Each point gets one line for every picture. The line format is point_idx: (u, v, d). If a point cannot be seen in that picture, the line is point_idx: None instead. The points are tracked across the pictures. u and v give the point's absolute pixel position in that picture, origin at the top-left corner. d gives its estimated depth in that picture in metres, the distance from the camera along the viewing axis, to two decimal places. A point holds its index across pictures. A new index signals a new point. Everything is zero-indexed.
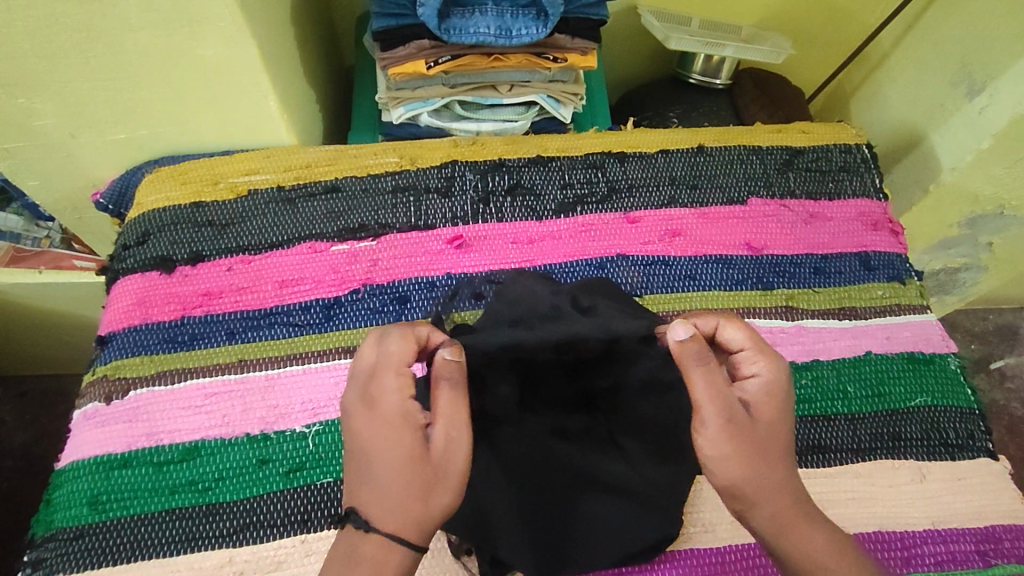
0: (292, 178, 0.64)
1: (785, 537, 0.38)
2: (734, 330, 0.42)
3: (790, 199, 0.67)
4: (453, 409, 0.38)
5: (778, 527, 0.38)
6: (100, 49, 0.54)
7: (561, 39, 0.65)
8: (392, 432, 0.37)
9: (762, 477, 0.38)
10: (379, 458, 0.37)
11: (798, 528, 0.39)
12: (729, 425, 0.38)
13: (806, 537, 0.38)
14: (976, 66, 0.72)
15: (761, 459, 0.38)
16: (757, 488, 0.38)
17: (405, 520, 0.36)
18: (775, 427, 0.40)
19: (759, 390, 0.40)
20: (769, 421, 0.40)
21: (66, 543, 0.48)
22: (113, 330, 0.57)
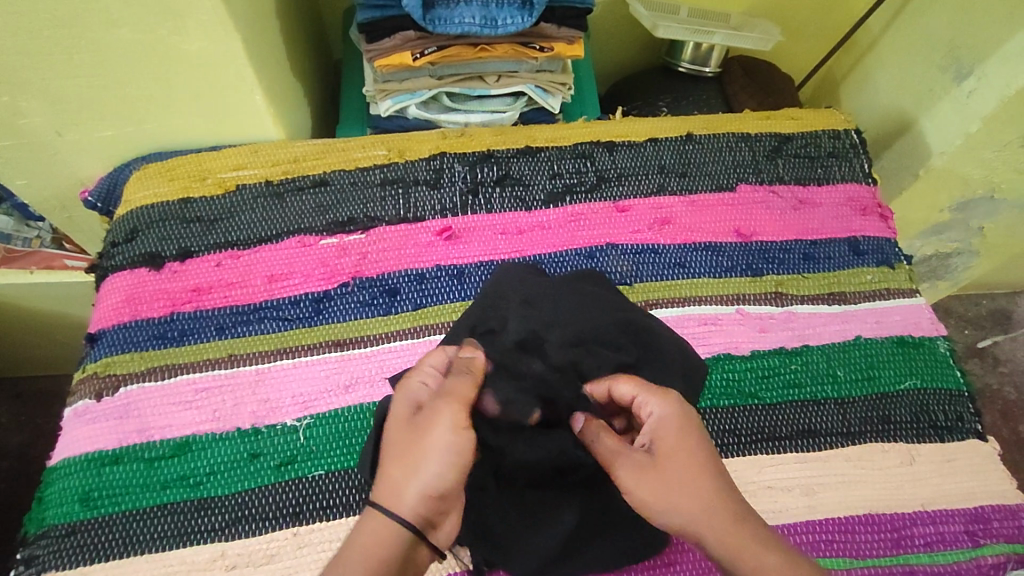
0: (280, 172, 0.64)
1: (738, 559, 0.36)
2: (622, 383, 0.43)
3: (778, 185, 0.67)
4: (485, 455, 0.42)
5: (733, 547, 0.37)
6: (82, 45, 0.54)
7: (546, 28, 0.65)
8: (440, 418, 0.39)
9: (681, 505, 0.38)
10: (394, 429, 0.40)
11: (753, 553, 0.36)
12: (637, 470, 0.39)
13: (757, 565, 0.36)
14: (963, 49, 0.72)
15: (682, 487, 0.38)
16: (695, 522, 0.37)
17: (390, 490, 0.38)
18: (681, 453, 0.39)
19: (654, 428, 0.40)
20: (675, 447, 0.39)
21: (58, 540, 0.48)
22: (102, 327, 0.56)
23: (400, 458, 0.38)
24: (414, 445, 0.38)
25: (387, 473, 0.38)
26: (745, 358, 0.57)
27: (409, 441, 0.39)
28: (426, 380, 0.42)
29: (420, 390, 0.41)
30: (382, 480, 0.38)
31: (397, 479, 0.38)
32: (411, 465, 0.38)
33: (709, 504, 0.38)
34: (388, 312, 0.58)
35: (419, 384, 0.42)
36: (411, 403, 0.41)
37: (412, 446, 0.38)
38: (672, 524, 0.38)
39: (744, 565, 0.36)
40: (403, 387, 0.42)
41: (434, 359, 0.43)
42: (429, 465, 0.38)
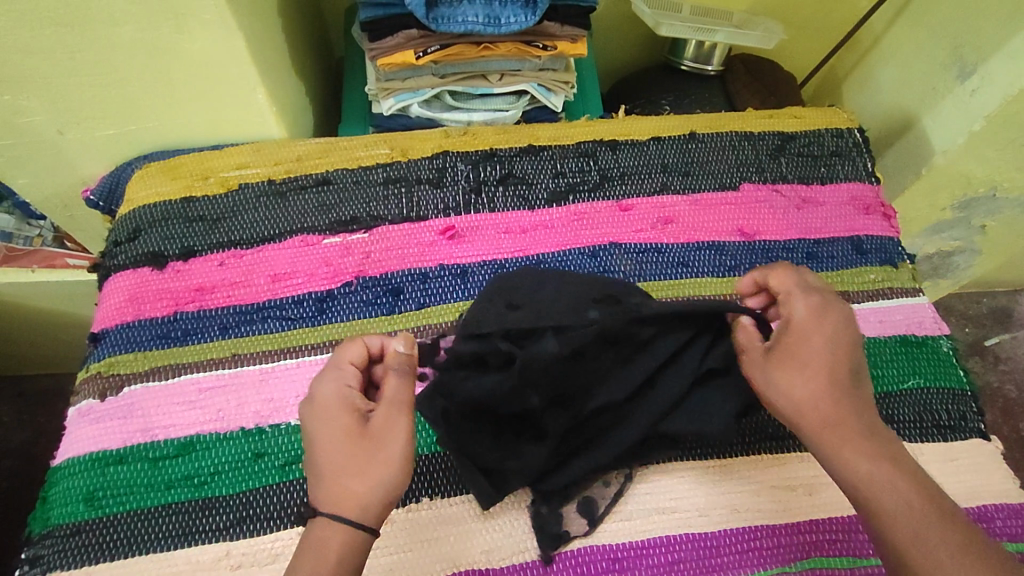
0: (283, 171, 0.64)
1: (833, 454, 0.43)
2: (777, 274, 0.50)
3: (782, 184, 0.67)
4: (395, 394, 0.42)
5: (828, 443, 0.43)
6: (84, 43, 0.53)
7: (550, 27, 0.64)
8: (387, 419, 0.41)
9: (818, 398, 0.44)
10: (331, 433, 0.41)
11: (856, 458, 0.42)
12: (784, 361, 0.45)
13: (853, 459, 0.42)
14: (966, 47, 0.72)
15: (830, 388, 0.44)
16: (802, 408, 0.44)
17: (350, 499, 0.39)
18: (814, 352, 0.45)
19: (800, 320, 0.47)
20: (794, 344, 0.46)
21: (63, 540, 0.48)
22: (106, 327, 0.56)
23: (353, 463, 0.40)
24: (362, 448, 0.40)
25: (341, 481, 0.40)
26: None
27: (357, 447, 0.40)
28: (347, 377, 0.44)
29: (347, 389, 0.43)
30: (335, 489, 0.40)
31: (353, 483, 0.40)
32: (366, 470, 0.40)
33: (839, 406, 0.44)
34: (392, 312, 0.58)
35: (348, 382, 0.44)
36: (342, 406, 0.42)
37: (363, 449, 0.40)
38: (789, 412, 0.45)
39: (840, 459, 0.43)
40: (327, 389, 0.43)
41: (353, 355, 0.45)
42: (384, 469, 0.40)
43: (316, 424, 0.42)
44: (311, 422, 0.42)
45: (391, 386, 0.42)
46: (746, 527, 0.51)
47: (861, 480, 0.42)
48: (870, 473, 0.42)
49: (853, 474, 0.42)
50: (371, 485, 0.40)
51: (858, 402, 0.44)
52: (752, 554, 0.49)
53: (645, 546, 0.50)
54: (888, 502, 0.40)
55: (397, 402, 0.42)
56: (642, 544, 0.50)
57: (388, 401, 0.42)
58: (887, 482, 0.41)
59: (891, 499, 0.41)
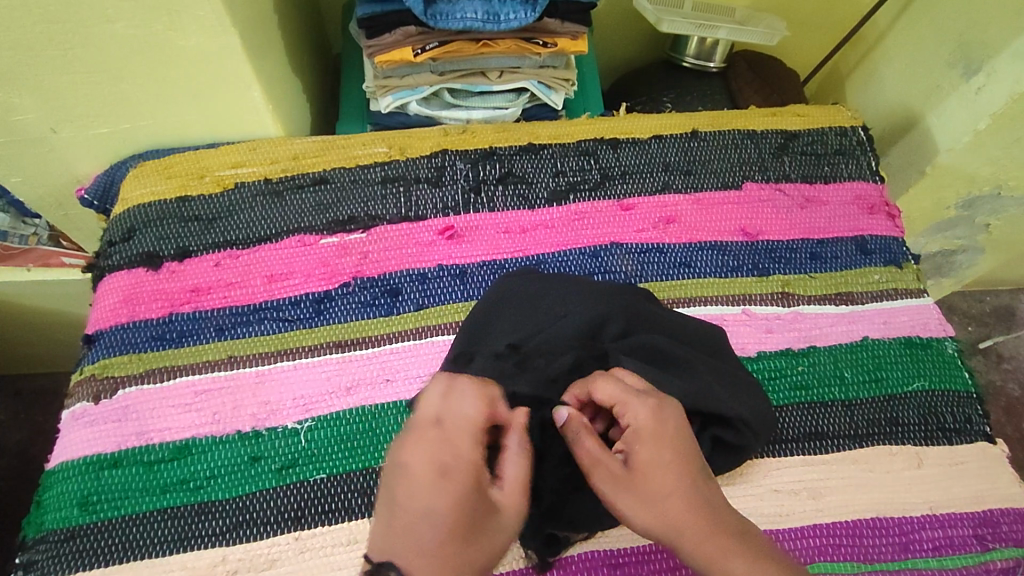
0: (279, 171, 0.63)
1: (714, 569, 0.37)
2: (603, 386, 0.43)
3: (785, 183, 0.66)
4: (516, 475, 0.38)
5: (708, 556, 0.37)
6: (76, 40, 0.52)
7: (550, 23, 0.63)
8: (511, 502, 0.37)
9: (657, 517, 0.38)
10: (460, 500, 0.34)
11: (727, 559, 0.37)
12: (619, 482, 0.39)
13: (732, 572, 0.37)
14: (973, 44, 0.71)
15: (660, 501, 0.38)
16: (666, 531, 0.38)
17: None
18: (665, 470, 0.39)
19: (644, 427, 0.40)
20: (651, 467, 0.39)
21: (57, 545, 0.48)
22: (100, 328, 0.56)
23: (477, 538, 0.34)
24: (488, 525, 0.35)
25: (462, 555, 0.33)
26: (752, 359, 0.57)
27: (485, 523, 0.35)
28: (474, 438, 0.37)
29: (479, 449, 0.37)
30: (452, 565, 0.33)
31: (473, 564, 0.34)
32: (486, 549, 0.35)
33: (688, 518, 0.38)
34: (390, 313, 0.57)
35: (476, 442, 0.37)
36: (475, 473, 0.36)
37: (487, 528, 0.35)
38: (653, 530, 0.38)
39: (717, 575, 0.37)
40: (454, 446, 0.36)
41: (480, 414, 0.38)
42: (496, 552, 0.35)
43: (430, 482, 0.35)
44: (428, 477, 0.35)
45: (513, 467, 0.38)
46: None
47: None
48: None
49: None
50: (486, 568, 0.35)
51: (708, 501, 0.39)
52: None
53: (645, 553, 0.49)
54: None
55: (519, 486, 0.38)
56: (642, 551, 0.49)
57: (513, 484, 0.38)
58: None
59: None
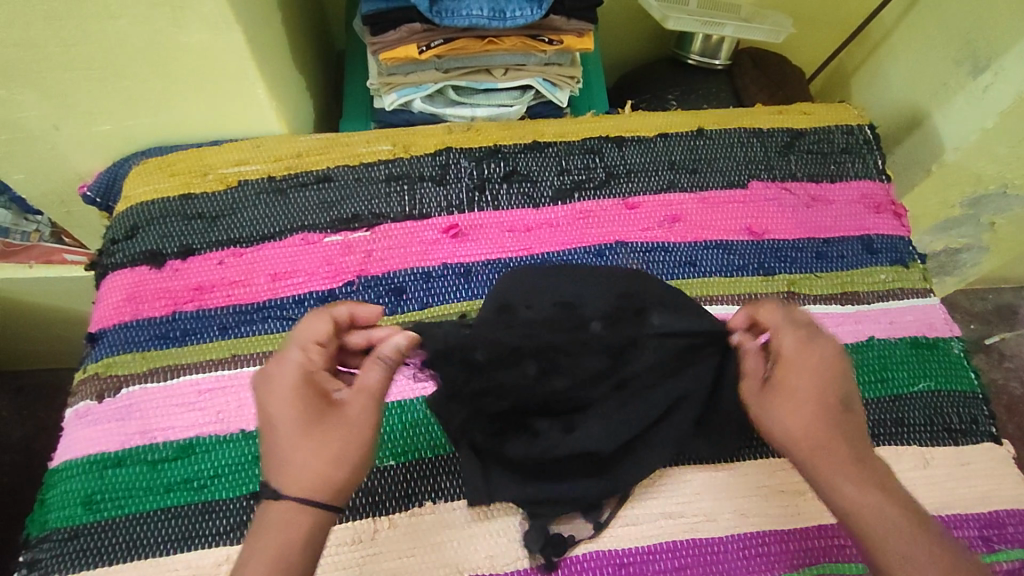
0: (283, 168, 0.63)
1: (865, 534, 0.40)
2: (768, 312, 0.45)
3: (791, 181, 0.66)
4: (369, 382, 0.42)
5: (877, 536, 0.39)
6: (78, 36, 0.52)
7: (556, 21, 0.63)
8: (359, 404, 0.41)
9: (870, 501, 0.40)
10: (290, 418, 0.40)
11: (846, 482, 0.41)
12: (819, 445, 0.41)
13: (886, 537, 0.39)
14: (980, 42, 0.71)
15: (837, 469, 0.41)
16: (864, 510, 0.40)
17: (315, 485, 0.39)
18: (823, 425, 0.42)
19: (790, 358, 0.43)
20: (812, 425, 0.42)
21: (60, 544, 0.47)
22: (103, 326, 0.55)
23: (321, 447, 0.40)
24: (332, 430, 0.40)
25: (304, 465, 0.39)
26: None
27: (325, 432, 0.40)
28: (301, 355, 0.42)
29: (301, 368, 0.42)
30: (301, 473, 0.39)
31: (321, 459, 0.40)
32: (331, 453, 0.40)
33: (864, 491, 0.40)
34: (394, 312, 0.57)
35: (301, 360, 0.42)
36: (300, 388, 0.41)
37: (329, 433, 0.40)
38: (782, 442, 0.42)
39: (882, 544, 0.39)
40: (280, 368, 0.42)
41: (317, 330, 0.43)
42: (348, 454, 0.40)
43: (272, 403, 0.41)
44: (266, 399, 0.41)
45: (370, 375, 0.42)
46: (753, 532, 0.50)
47: (900, 557, 0.38)
48: (903, 554, 0.38)
49: (897, 553, 0.39)
50: (341, 469, 0.40)
51: (856, 433, 0.42)
52: (758, 560, 0.49)
53: (651, 552, 0.49)
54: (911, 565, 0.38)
55: (373, 392, 0.41)
56: (648, 550, 0.49)
57: (366, 390, 0.41)
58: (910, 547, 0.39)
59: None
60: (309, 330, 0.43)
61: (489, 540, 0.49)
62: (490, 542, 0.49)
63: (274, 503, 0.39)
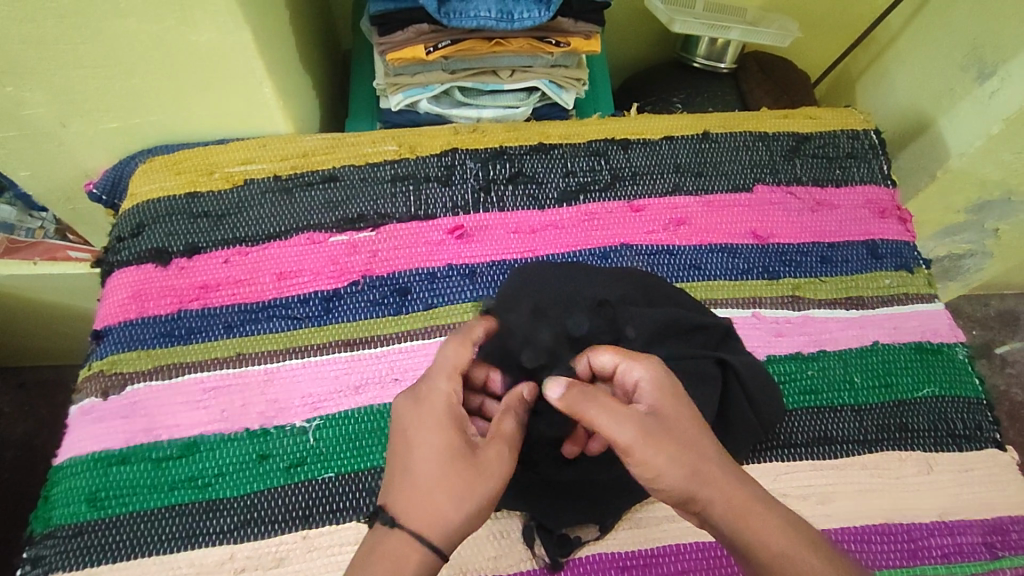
0: (289, 167, 0.63)
1: (743, 528, 0.37)
2: (602, 352, 0.42)
3: (796, 185, 0.66)
4: (509, 430, 0.41)
5: (737, 514, 0.37)
6: (87, 34, 0.52)
7: (563, 23, 0.63)
8: (495, 450, 0.39)
9: (689, 464, 0.38)
10: (432, 445, 0.38)
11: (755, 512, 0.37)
12: (647, 433, 0.38)
13: (763, 528, 0.36)
14: (987, 48, 0.71)
15: (690, 451, 0.38)
16: (692, 480, 0.37)
17: (431, 518, 0.36)
18: (682, 415, 0.39)
19: (652, 381, 0.40)
20: (673, 414, 0.39)
21: (65, 540, 0.48)
22: (109, 324, 0.56)
23: (449, 481, 0.37)
24: (464, 470, 0.38)
25: (431, 493, 0.37)
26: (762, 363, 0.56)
27: (461, 469, 0.38)
28: (450, 385, 0.41)
29: (449, 399, 0.40)
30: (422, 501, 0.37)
31: (448, 494, 0.37)
32: (454, 490, 0.37)
33: (736, 479, 0.38)
34: (399, 312, 0.57)
35: (450, 391, 0.41)
36: (442, 419, 0.39)
37: (466, 472, 0.38)
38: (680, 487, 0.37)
39: (750, 529, 0.36)
40: (426, 396, 0.40)
41: (463, 360, 0.42)
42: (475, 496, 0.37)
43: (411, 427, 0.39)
44: (407, 423, 0.39)
45: (508, 422, 0.41)
46: None
47: (771, 552, 0.36)
48: (805, 572, 0.35)
49: (769, 542, 0.36)
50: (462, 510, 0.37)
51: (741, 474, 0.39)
52: None
53: (656, 555, 0.49)
54: (791, 562, 0.35)
55: (510, 440, 0.40)
56: (654, 553, 0.49)
57: (504, 437, 0.40)
58: (793, 550, 0.36)
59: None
60: (452, 360, 0.41)
61: (497, 540, 0.49)
62: (498, 542, 0.49)
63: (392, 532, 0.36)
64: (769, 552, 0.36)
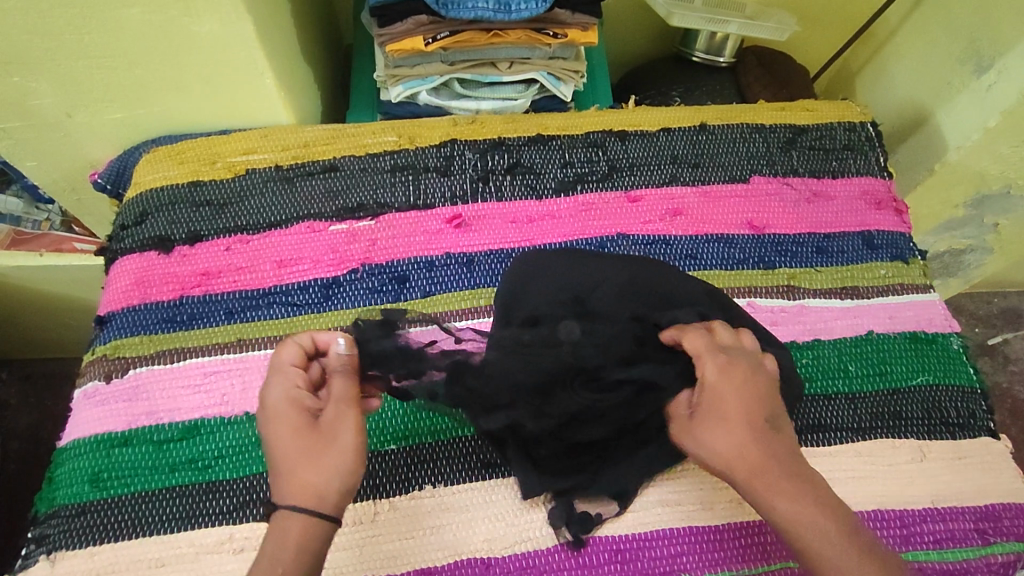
0: (290, 157, 0.64)
1: (769, 500, 0.41)
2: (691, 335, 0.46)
3: (793, 177, 0.66)
4: (340, 394, 0.42)
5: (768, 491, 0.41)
6: (92, 25, 0.53)
7: (561, 14, 0.63)
8: (336, 415, 0.41)
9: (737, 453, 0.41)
10: (293, 432, 0.40)
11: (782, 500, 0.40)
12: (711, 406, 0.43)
13: (785, 502, 0.40)
14: (984, 42, 0.71)
15: (724, 441, 0.42)
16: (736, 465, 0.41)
17: (309, 493, 0.38)
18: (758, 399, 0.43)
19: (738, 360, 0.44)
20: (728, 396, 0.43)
21: (69, 520, 0.49)
22: (112, 310, 0.57)
23: (308, 451, 0.40)
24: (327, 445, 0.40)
25: (303, 474, 0.39)
26: None
27: (319, 444, 0.40)
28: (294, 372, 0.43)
29: (291, 390, 0.42)
30: (298, 478, 0.39)
31: (319, 475, 0.39)
32: (321, 468, 0.39)
33: (771, 455, 0.41)
34: (397, 300, 0.58)
35: (293, 379, 0.43)
36: (293, 401, 0.42)
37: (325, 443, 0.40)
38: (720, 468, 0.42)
39: (771, 502, 0.41)
40: (281, 379, 0.43)
41: (286, 354, 0.43)
42: (344, 463, 0.40)
43: (275, 417, 0.41)
44: (270, 409, 0.42)
45: (336, 386, 0.43)
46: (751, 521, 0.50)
47: (789, 521, 0.40)
48: (817, 541, 0.39)
49: (788, 515, 0.40)
50: (333, 481, 0.39)
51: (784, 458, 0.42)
52: (754, 549, 0.49)
53: (647, 539, 0.49)
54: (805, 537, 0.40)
55: (342, 399, 0.42)
56: (644, 537, 0.50)
57: (336, 397, 0.42)
58: (806, 516, 0.40)
59: (834, 553, 0.39)
60: (284, 355, 0.43)
61: (495, 521, 0.50)
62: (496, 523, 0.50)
63: (280, 517, 0.38)
64: (789, 523, 0.40)
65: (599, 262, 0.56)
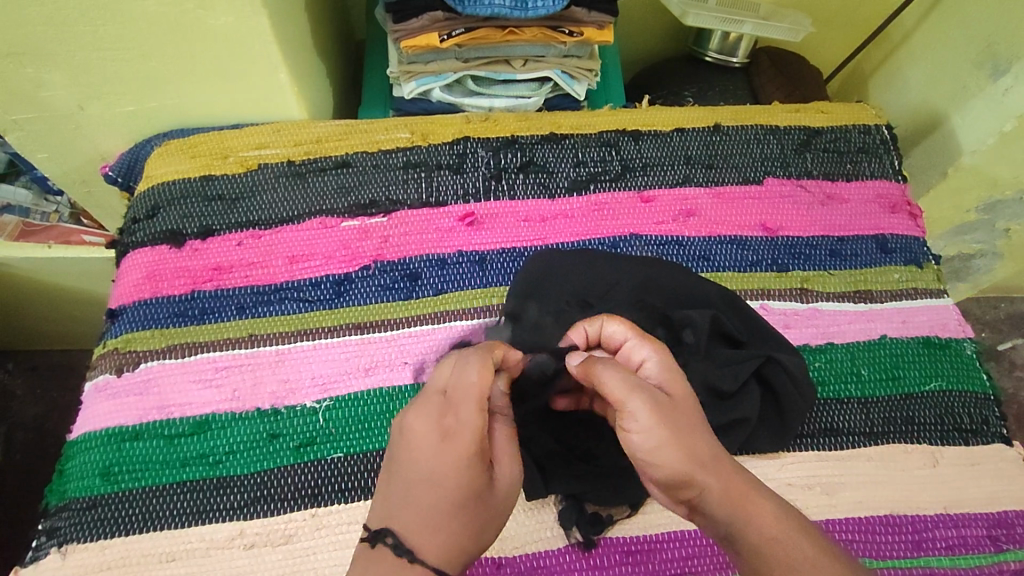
0: (302, 153, 0.63)
1: (740, 512, 0.36)
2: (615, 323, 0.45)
3: (807, 179, 0.66)
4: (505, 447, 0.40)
5: (733, 497, 0.37)
6: (107, 16, 0.53)
7: (577, 12, 0.63)
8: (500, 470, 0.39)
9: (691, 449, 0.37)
10: (454, 487, 0.36)
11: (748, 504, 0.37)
12: (656, 408, 0.38)
13: (756, 515, 0.36)
14: (1001, 46, 0.70)
15: (689, 435, 0.38)
16: (693, 464, 0.37)
17: (453, 554, 0.36)
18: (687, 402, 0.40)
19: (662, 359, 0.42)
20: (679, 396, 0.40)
21: (80, 512, 0.48)
22: (123, 303, 0.56)
23: (464, 513, 0.36)
24: (481, 502, 0.37)
25: (455, 535, 0.36)
26: None
27: (480, 503, 0.37)
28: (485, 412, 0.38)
29: (480, 428, 0.37)
30: (441, 538, 0.36)
31: (469, 536, 0.37)
32: (464, 526, 0.36)
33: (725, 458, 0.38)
34: (408, 297, 0.58)
35: (477, 422, 0.37)
36: (470, 450, 0.37)
37: (481, 501, 0.37)
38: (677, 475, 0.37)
39: (743, 513, 0.36)
40: (461, 416, 0.37)
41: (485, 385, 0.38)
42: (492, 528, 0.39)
43: (453, 456, 0.37)
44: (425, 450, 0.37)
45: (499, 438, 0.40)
46: None
47: (764, 536, 0.36)
48: (798, 554, 0.35)
49: (762, 528, 0.36)
50: (474, 542, 0.37)
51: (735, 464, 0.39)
52: None
53: (658, 541, 0.49)
54: (777, 546, 0.35)
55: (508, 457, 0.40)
56: (656, 539, 0.49)
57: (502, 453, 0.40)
58: (777, 527, 0.36)
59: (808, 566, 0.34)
60: (477, 385, 0.38)
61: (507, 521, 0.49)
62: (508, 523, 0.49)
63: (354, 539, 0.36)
64: (763, 537, 0.36)
65: (611, 262, 0.56)
